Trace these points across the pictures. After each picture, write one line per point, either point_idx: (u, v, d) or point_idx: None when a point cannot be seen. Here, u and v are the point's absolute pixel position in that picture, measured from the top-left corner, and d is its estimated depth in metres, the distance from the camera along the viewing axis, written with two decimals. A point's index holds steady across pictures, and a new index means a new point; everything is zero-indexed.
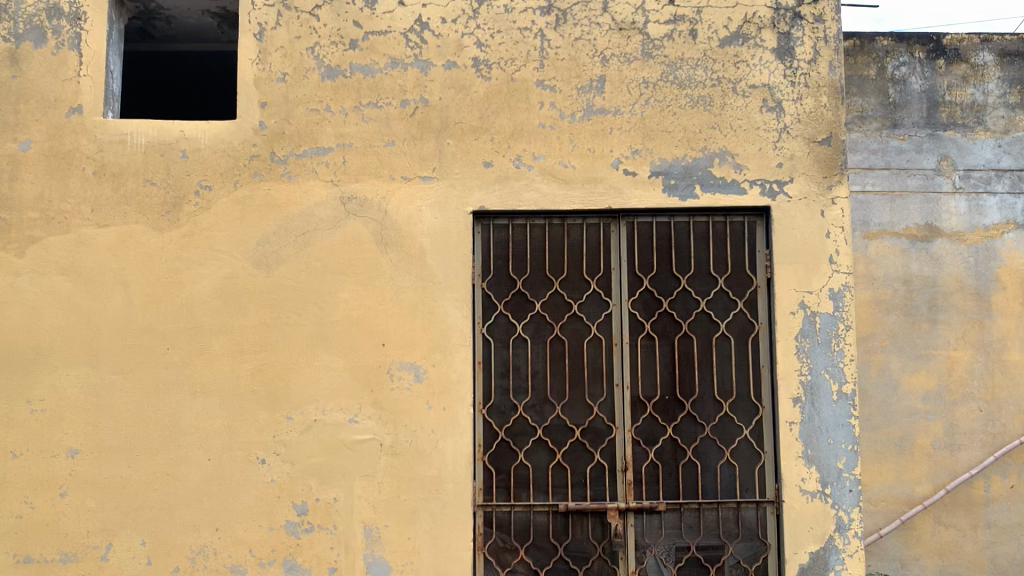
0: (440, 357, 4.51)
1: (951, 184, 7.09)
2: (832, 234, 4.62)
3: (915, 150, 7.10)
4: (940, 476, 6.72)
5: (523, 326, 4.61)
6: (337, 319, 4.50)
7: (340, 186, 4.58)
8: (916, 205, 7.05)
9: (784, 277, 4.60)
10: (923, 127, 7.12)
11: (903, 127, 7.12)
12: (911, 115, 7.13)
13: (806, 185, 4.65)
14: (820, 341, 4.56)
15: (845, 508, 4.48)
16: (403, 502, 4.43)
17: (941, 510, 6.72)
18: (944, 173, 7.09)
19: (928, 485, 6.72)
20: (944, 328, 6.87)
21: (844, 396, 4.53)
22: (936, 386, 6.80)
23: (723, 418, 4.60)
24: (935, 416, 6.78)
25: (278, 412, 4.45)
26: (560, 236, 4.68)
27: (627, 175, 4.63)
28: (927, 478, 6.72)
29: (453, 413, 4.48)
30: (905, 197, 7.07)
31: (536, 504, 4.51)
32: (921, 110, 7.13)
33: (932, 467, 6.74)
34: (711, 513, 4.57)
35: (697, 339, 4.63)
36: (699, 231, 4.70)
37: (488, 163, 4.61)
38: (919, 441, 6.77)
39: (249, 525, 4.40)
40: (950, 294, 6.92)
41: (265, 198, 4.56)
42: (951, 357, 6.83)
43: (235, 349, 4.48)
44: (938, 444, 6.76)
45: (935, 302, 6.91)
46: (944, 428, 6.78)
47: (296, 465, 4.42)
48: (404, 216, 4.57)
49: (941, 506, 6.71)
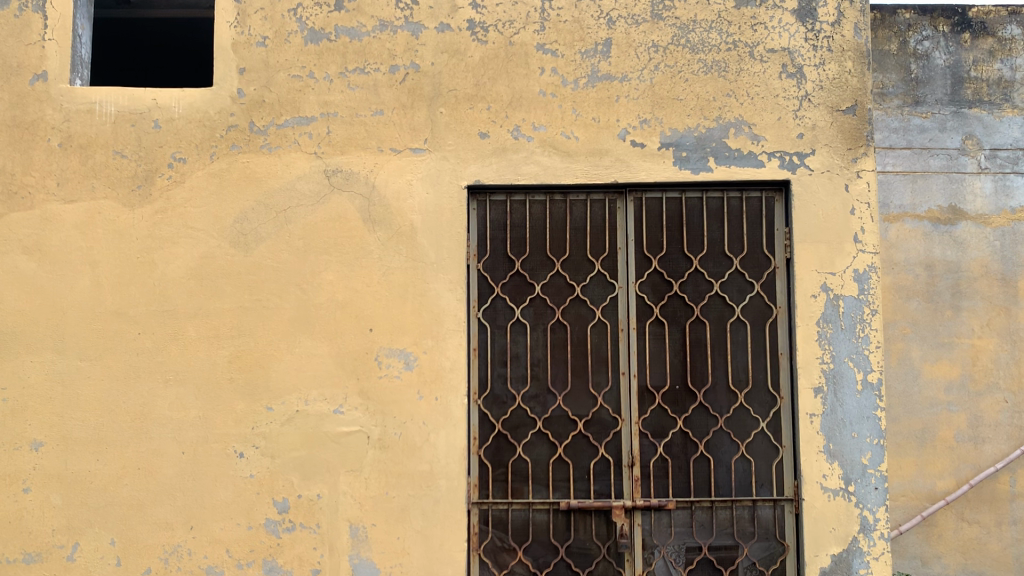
0: (432, 343, 4.17)
1: (976, 164, 6.70)
2: (857, 210, 4.27)
3: (938, 129, 6.72)
4: (964, 471, 6.36)
5: (522, 310, 4.27)
6: (321, 302, 4.17)
7: (324, 159, 4.24)
8: (940, 186, 6.66)
9: (805, 256, 4.25)
10: (947, 104, 6.73)
11: (926, 105, 6.73)
12: (934, 92, 6.73)
13: (829, 157, 4.29)
14: (843, 326, 4.21)
15: (870, 508, 4.14)
16: (392, 499, 4.11)
17: (964, 506, 6.36)
18: (969, 153, 6.70)
19: (951, 479, 6.36)
20: (968, 315, 6.49)
21: (870, 385, 4.19)
22: (960, 376, 6.43)
23: (738, 409, 4.26)
24: (958, 408, 6.41)
25: (256, 402, 4.13)
26: (561, 213, 4.34)
27: (635, 147, 4.28)
28: (950, 472, 6.36)
29: (446, 404, 4.15)
30: (928, 177, 6.69)
31: (536, 502, 4.19)
32: (945, 87, 6.73)
33: (956, 460, 6.37)
34: (724, 512, 4.23)
35: (710, 325, 4.29)
36: (713, 208, 4.35)
37: (484, 134, 4.27)
38: (942, 433, 6.40)
39: (225, 523, 4.09)
40: (975, 280, 6.54)
41: (244, 171, 4.23)
42: (975, 346, 6.46)
43: (211, 334, 4.16)
44: (962, 437, 6.39)
45: (959, 287, 6.53)
46: (968, 420, 6.41)
47: (276, 459, 4.11)
48: (392, 191, 4.23)
49: (964, 502, 6.36)
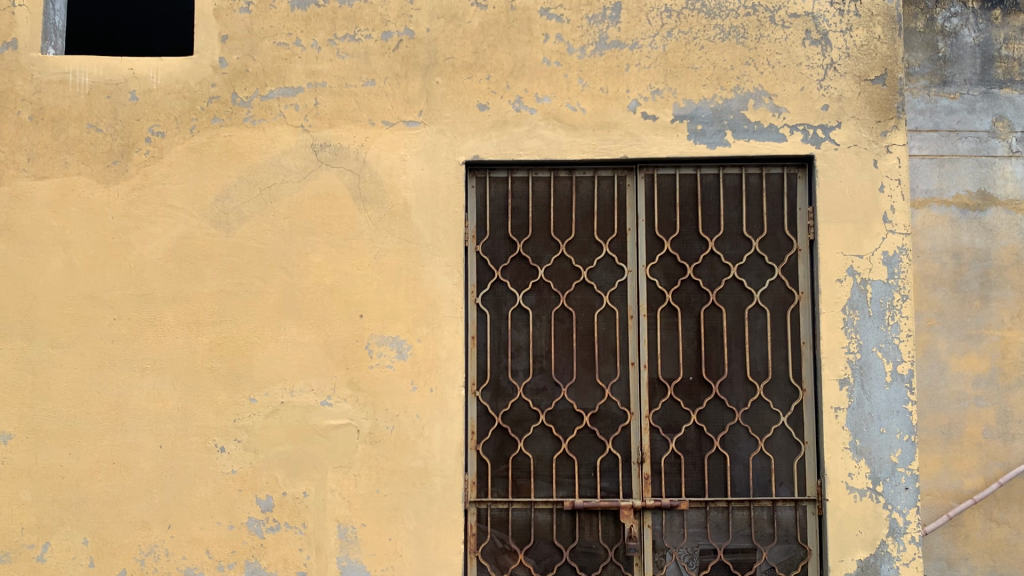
0: (427, 330, 3.88)
1: (1007, 147, 5.95)
2: (886, 187, 3.94)
3: (967, 110, 5.96)
4: (994, 469, 5.62)
5: (525, 295, 3.98)
6: (308, 286, 3.89)
7: (312, 132, 3.95)
8: (969, 169, 5.91)
9: (829, 238, 3.93)
10: (976, 85, 5.98)
11: (954, 85, 6.00)
12: (963, 71, 5.98)
13: (856, 130, 3.97)
14: (872, 313, 3.89)
15: (899, 510, 3.82)
16: (383, 498, 3.82)
17: (992, 505, 5.64)
18: (1000, 136, 5.95)
19: (978, 478, 5.63)
20: (998, 305, 5.74)
21: (900, 377, 3.86)
22: (988, 368, 5.70)
23: (757, 402, 3.94)
24: (986, 402, 5.68)
25: (238, 393, 3.86)
26: (567, 192, 4.04)
27: (646, 120, 3.97)
28: (978, 470, 5.63)
29: (441, 396, 3.86)
30: (955, 161, 5.94)
31: (538, 501, 3.90)
32: (975, 66, 5.98)
33: (984, 458, 5.65)
34: (741, 513, 3.93)
35: (727, 311, 3.98)
36: (730, 185, 4.04)
37: (484, 105, 3.97)
38: (969, 429, 5.66)
39: (205, 522, 3.82)
40: (1005, 269, 5.78)
41: (226, 146, 3.95)
42: (1004, 338, 5.71)
43: (190, 320, 3.89)
44: (989, 433, 5.67)
45: (988, 277, 5.77)
46: (996, 415, 5.68)
47: (260, 455, 3.83)
48: (385, 167, 3.94)
49: (994, 501, 5.63)
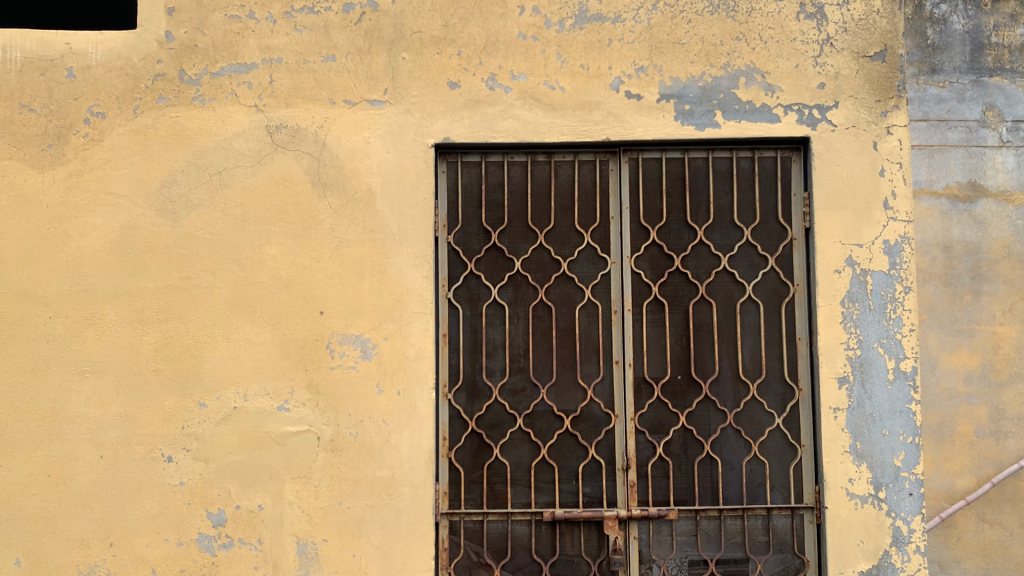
0: (394, 328, 3.57)
1: (997, 138, 5.26)
2: (887, 171, 3.68)
3: (955, 99, 5.26)
4: (985, 469, 5.02)
5: (500, 289, 3.68)
6: (262, 280, 3.56)
7: (266, 113, 3.63)
8: (955, 161, 5.24)
9: (826, 225, 3.66)
10: (965, 73, 5.23)
11: (942, 74, 5.26)
12: (951, 60, 5.25)
13: (854, 111, 3.70)
14: (872, 305, 3.63)
15: (903, 517, 3.55)
16: (346, 511, 3.50)
17: (985, 506, 5.03)
18: (990, 126, 5.25)
19: (971, 478, 5.03)
20: (989, 301, 5.12)
21: (903, 374, 3.60)
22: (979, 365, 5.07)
23: (750, 403, 3.66)
24: (978, 400, 5.06)
25: (187, 398, 3.53)
26: (545, 177, 3.74)
27: (629, 99, 3.67)
28: (970, 470, 5.02)
29: (410, 399, 3.55)
30: (943, 151, 5.28)
31: (516, 512, 3.60)
32: (965, 54, 5.22)
33: (974, 457, 5.04)
34: (734, 523, 3.65)
35: (717, 306, 3.70)
36: (720, 170, 3.76)
37: (454, 83, 3.66)
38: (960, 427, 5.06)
39: (151, 539, 3.49)
40: (996, 263, 5.16)
41: (173, 128, 3.62)
42: (996, 334, 5.10)
43: (134, 318, 3.55)
44: (982, 431, 5.06)
45: (979, 271, 5.14)
46: (988, 413, 5.07)
47: (211, 465, 3.51)
48: (347, 150, 3.62)
49: (986, 501, 5.03)
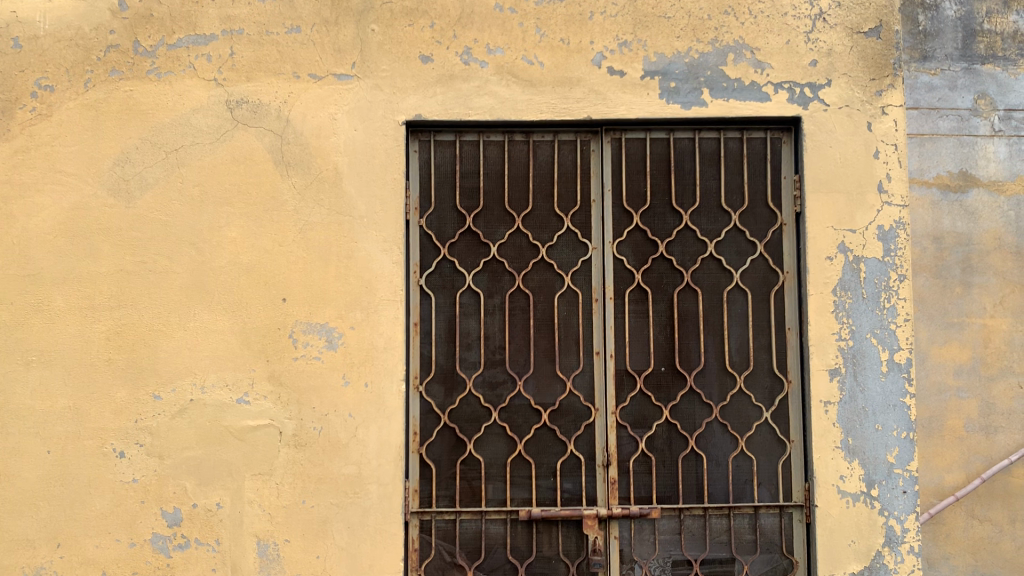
0: (361, 316, 3.36)
1: (988, 127, 4.72)
2: (882, 153, 3.50)
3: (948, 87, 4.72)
4: (973, 465, 4.52)
5: (475, 276, 3.48)
6: (222, 265, 3.36)
7: (226, 87, 3.42)
8: (946, 150, 4.72)
9: (818, 210, 3.48)
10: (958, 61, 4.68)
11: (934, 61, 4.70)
12: (944, 46, 4.69)
13: (848, 89, 3.52)
14: (865, 294, 3.46)
15: (896, 516, 3.39)
16: (310, 510, 3.30)
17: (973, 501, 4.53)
18: (982, 114, 4.71)
19: (959, 474, 4.53)
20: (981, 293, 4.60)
21: (897, 366, 3.43)
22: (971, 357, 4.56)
23: (736, 396, 3.49)
24: (967, 394, 4.55)
25: (140, 390, 3.32)
26: (523, 157, 3.54)
27: (612, 75, 3.48)
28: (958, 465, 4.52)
29: (378, 392, 3.35)
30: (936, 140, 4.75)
31: (490, 511, 3.41)
32: (957, 40, 4.66)
33: (961, 451, 4.53)
34: (720, 522, 3.47)
35: (703, 294, 3.51)
36: (706, 151, 3.57)
37: (427, 57, 3.45)
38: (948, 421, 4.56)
39: (101, 539, 3.27)
40: (988, 255, 4.63)
41: (127, 103, 3.40)
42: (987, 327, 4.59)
43: (84, 305, 3.34)
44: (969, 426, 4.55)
45: (970, 263, 4.63)
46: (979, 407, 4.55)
47: (165, 461, 3.30)
48: (312, 127, 3.41)
49: (974, 496, 4.52)
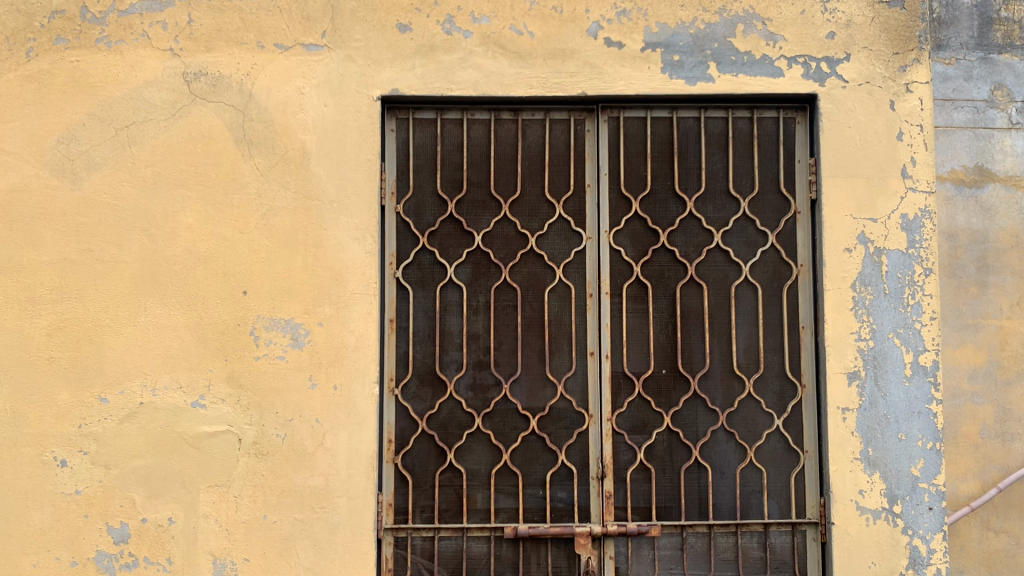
0: (330, 312, 3.04)
1: (1006, 119, 4.33)
2: (906, 134, 3.18)
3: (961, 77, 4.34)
4: (990, 473, 4.13)
5: (457, 268, 3.16)
6: (176, 254, 3.04)
7: (183, 58, 3.10)
8: (961, 143, 4.32)
9: (836, 196, 3.16)
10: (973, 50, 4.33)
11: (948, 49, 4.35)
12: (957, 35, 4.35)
13: (869, 64, 3.20)
14: (887, 290, 3.13)
15: (922, 535, 3.06)
16: (272, 526, 2.98)
17: (989, 513, 4.13)
18: (998, 106, 4.32)
19: (975, 484, 4.14)
20: (998, 293, 4.21)
21: (922, 369, 3.11)
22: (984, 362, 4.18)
23: (745, 402, 3.16)
24: (984, 399, 4.16)
25: (85, 392, 2.99)
26: (510, 138, 3.22)
27: (610, 47, 3.16)
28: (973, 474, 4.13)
29: (348, 395, 3.02)
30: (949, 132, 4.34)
31: (472, 527, 3.09)
32: (972, 28, 4.33)
33: (977, 459, 4.15)
34: (726, 540, 3.14)
35: (709, 289, 3.19)
36: (713, 131, 3.25)
37: (405, 26, 3.13)
38: (963, 428, 4.15)
39: (40, 557, 2.95)
40: (1006, 253, 4.24)
41: (73, 75, 3.07)
42: (1002, 330, 4.20)
43: (24, 297, 3.01)
44: (987, 433, 4.16)
45: (986, 261, 4.24)
46: (995, 413, 4.16)
47: (111, 471, 2.97)
48: (277, 102, 3.09)
49: (991, 506, 4.13)
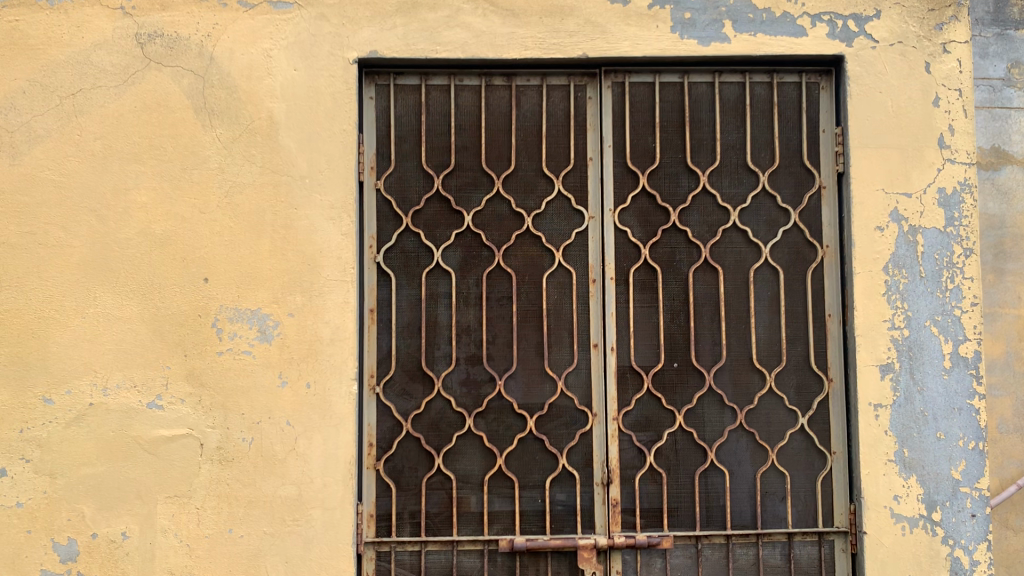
0: (302, 301, 2.71)
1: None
2: (942, 100, 2.86)
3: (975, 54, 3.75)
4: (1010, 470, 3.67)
5: (445, 252, 2.83)
6: (129, 237, 2.71)
7: (136, 17, 2.77)
8: (976, 124, 3.77)
9: (866, 169, 2.84)
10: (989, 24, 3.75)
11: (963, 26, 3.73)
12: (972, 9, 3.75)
13: (901, 22, 2.88)
14: (923, 273, 2.81)
15: (964, 546, 2.75)
16: (239, 541, 2.65)
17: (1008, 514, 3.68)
18: (1016, 84, 3.78)
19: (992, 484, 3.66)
20: (1016, 279, 3.74)
21: (963, 361, 2.79)
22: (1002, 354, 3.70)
23: (766, 399, 2.85)
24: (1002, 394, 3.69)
25: (26, 392, 2.65)
26: (504, 106, 2.90)
27: (614, 4, 2.83)
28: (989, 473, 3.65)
29: (323, 394, 2.70)
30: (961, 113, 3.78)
31: (464, 540, 2.77)
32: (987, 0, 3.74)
33: (993, 454, 3.67)
34: (745, 552, 2.83)
35: (725, 273, 2.87)
36: (728, 98, 2.93)
37: None
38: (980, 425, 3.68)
39: None
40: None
41: (12, 36, 2.74)
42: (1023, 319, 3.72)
43: None
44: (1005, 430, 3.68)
45: (1002, 248, 3.74)
46: (1014, 408, 3.69)
47: (57, 481, 2.64)
48: (241, 66, 2.76)
49: (1009, 503, 3.66)
